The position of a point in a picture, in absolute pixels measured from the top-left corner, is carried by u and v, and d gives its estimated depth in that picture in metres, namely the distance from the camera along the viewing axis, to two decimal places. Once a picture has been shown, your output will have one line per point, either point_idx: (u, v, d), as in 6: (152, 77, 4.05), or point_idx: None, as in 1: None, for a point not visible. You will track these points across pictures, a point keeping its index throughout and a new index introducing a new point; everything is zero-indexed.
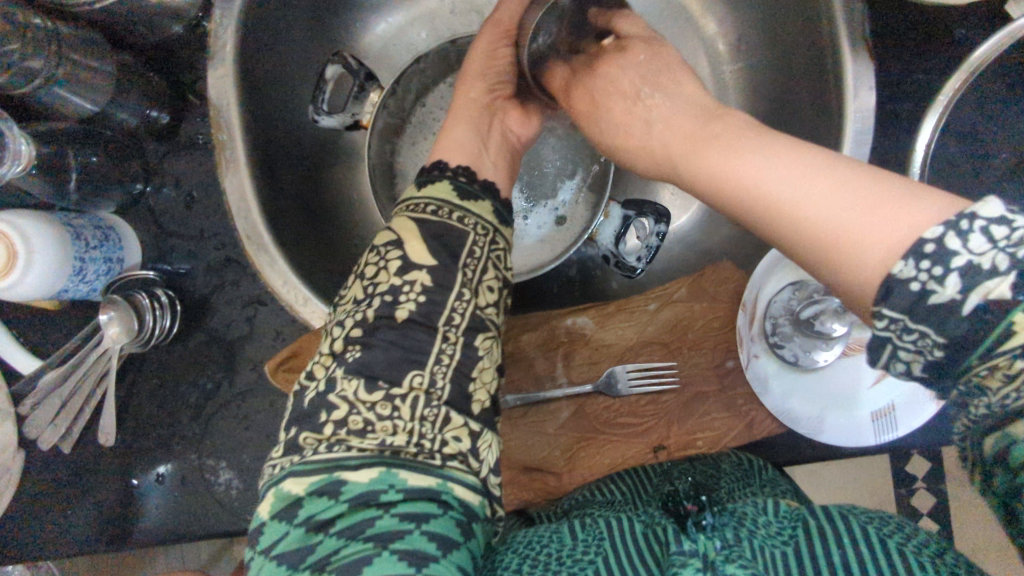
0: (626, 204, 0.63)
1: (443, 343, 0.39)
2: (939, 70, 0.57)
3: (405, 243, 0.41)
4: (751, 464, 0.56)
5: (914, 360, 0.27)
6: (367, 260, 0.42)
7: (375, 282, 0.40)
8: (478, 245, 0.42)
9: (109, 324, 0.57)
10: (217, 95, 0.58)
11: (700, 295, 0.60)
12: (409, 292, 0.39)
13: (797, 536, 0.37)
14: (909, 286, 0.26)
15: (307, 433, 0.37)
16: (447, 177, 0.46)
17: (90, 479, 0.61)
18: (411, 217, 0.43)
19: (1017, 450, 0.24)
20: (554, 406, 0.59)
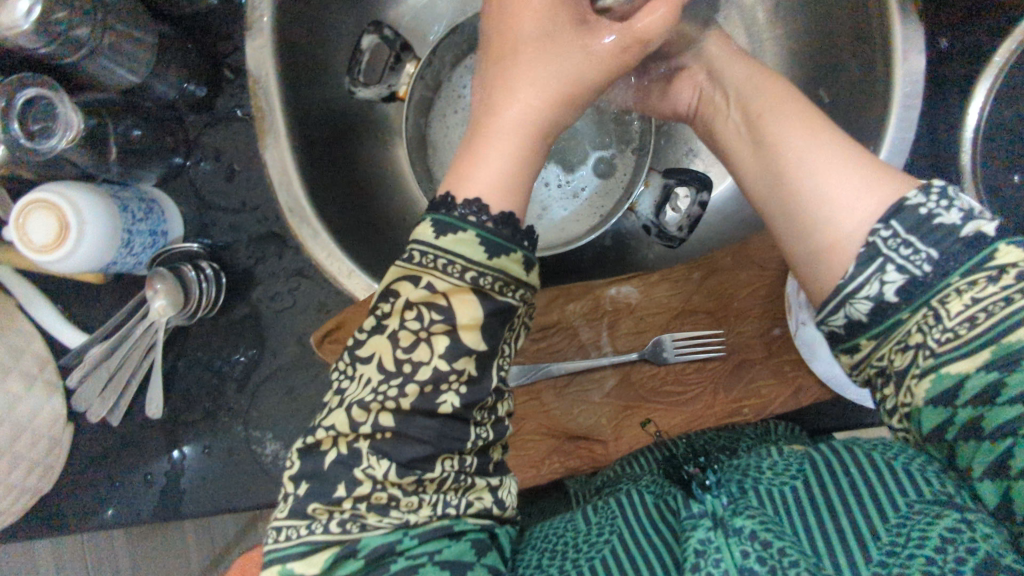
0: (667, 173, 0.63)
1: (477, 428, 0.36)
2: (991, 30, 0.56)
3: (459, 324, 0.34)
4: (772, 429, 0.57)
5: (895, 280, 0.33)
6: (401, 319, 0.34)
7: (412, 358, 0.34)
8: (524, 315, 0.38)
9: (155, 297, 0.57)
10: (257, 66, 0.58)
11: (745, 264, 0.59)
12: (454, 381, 0.35)
13: (802, 471, 0.37)
14: (919, 211, 0.33)
15: (318, 504, 0.34)
16: (503, 233, 0.36)
17: (139, 451, 0.62)
18: (467, 289, 0.34)
19: (971, 375, 0.31)
20: (599, 374, 0.59)
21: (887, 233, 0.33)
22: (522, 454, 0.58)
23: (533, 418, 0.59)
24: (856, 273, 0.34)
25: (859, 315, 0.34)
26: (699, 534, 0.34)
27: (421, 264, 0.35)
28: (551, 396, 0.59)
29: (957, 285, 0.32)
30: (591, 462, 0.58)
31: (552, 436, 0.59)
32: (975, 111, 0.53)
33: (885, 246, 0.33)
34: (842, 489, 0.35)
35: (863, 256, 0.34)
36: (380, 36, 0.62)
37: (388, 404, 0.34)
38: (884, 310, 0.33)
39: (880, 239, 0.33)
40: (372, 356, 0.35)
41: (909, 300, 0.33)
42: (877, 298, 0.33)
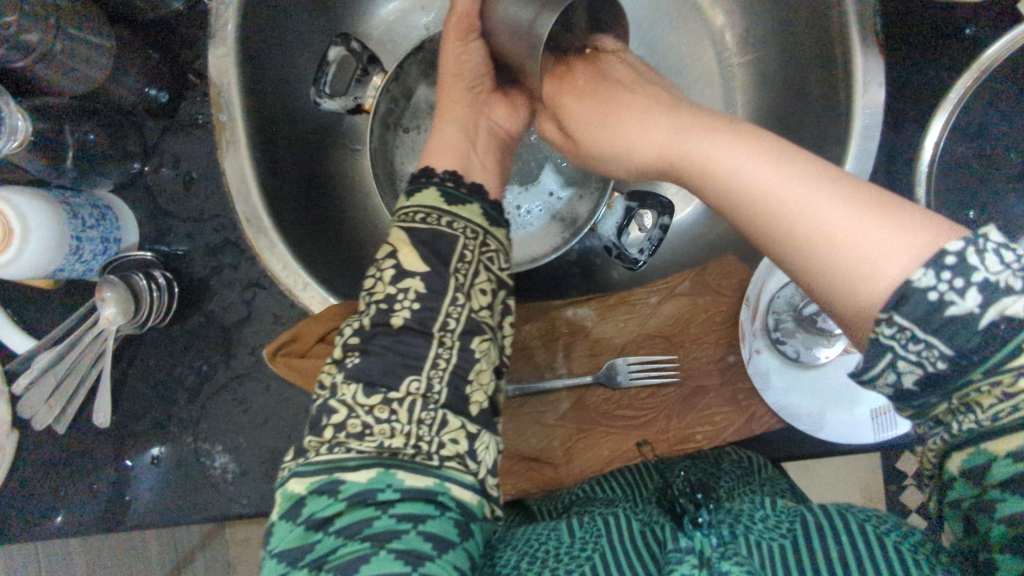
0: (629, 196, 0.64)
1: (438, 348, 0.38)
2: (951, 67, 0.57)
3: (398, 252, 0.40)
4: (751, 462, 0.56)
5: (912, 372, 0.27)
6: (365, 271, 0.41)
7: (371, 293, 0.40)
8: (469, 247, 0.41)
9: (104, 304, 0.55)
10: (218, 74, 0.57)
11: (703, 288, 0.60)
12: (403, 300, 0.38)
13: (794, 530, 0.39)
14: (927, 296, 0.26)
15: (311, 436, 0.37)
16: (436, 181, 0.44)
17: (85, 459, 0.61)
18: (399, 227, 0.41)
19: (996, 469, 0.27)
20: (553, 396, 0.59)
21: (891, 325, 0.27)
22: None
23: None
24: (866, 365, 0.28)
25: (883, 395, 0.29)
26: (683, 569, 0.36)
27: (406, 220, 0.42)
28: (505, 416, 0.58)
29: (982, 381, 0.26)
30: (542, 485, 0.57)
31: (504, 458, 0.58)
32: (929, 148, 0.53)
33: (891, 340, 0.27)
34: (832, 554, 0.36)
35: (872, 348, 0.28)
36: (347, 49, 0.62)
37: (360, 325, 0.39)
38: (908, 396, 0.28)
39: (887, 334, 0.27)
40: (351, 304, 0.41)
41: (932, 388, 0.28)
42: (894, 385, 0.28)
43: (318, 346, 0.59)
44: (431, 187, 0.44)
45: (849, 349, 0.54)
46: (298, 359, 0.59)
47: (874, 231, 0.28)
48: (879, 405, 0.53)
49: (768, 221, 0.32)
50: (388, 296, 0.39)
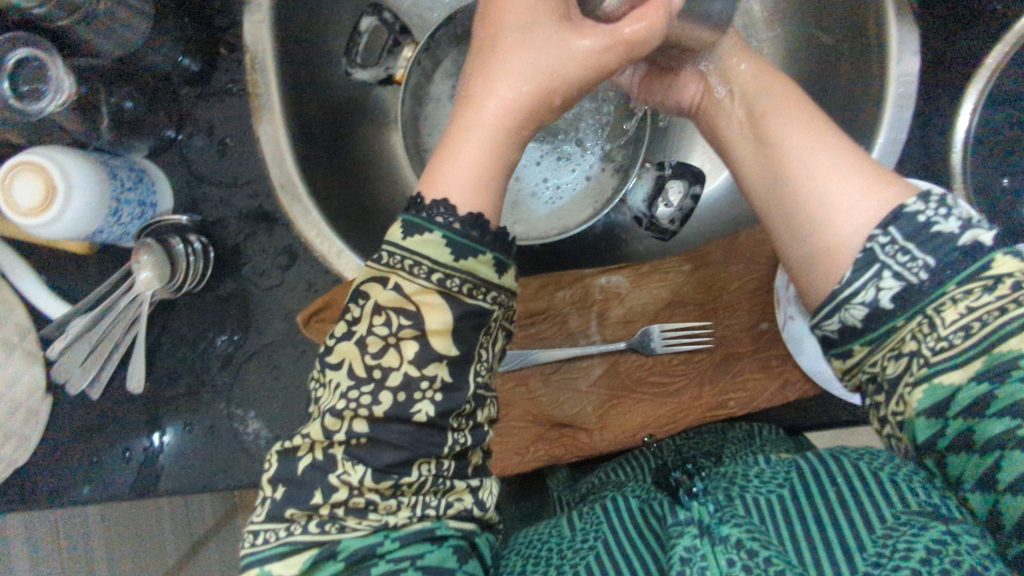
0: (660, 166, 0.65)
1: (454, 434, 0.36)
2: (987, 34, 0.57)
3: (430, 332, 0.35)
4: (758, 432, 0.57)
5: (892, 286, 0.35)
6: (374, 326, 0.35)
7: (381, 361, 0.35)
8: (501, 319, 0.37)
9: (142, 268, 0.57)
10: (253, 40, 0.58)
11: (736, 257, 0.60)
12: (426, 389, 0.35)
13: (791, 480, 0.40)
14: (918, 218, 0.35)
15: (296, 509, 0.35)
16: (486, 241, 0.36)
17: (119, 425, 0.61)
18: (438, 295, 0.35)
19: (960, 393, 0.33)
20: (586, 362, 0.59)
21: (884, 239, 0.36)
22: (507, 440, 0.58)
23: (517, 405, 0.58)
24: (854, 276, 0.36)
25: (853, 320, 0.36)
26: (685, 542, 0.35)
27: (450, 288, 0.35)
28: (537, 383, 0.59)
29: (954, 294, 0.34)
30: (574, 451, 0.58)
31: (537, 424, 0.58)
32: (965, 117, 0.54)
33: (882, 251, 0.35)
34: (832, 498, 0.38)
35: (863, 260, 0.36)
36: (380, 19, 0.63)
37: (360, 412, 0.35)
38: (881, 316, 0.35)
39: (877, 244, 0.36)
40: (342, 362, 0.36)
41: (903, 308, 0.35)
42: (872, 303, 0.35)
43: None
44: (483, 250, 0.35)
45: None
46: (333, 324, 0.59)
47: (857, 176, 0.38)
48: None
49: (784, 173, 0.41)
50: (405, 377, 0.35)
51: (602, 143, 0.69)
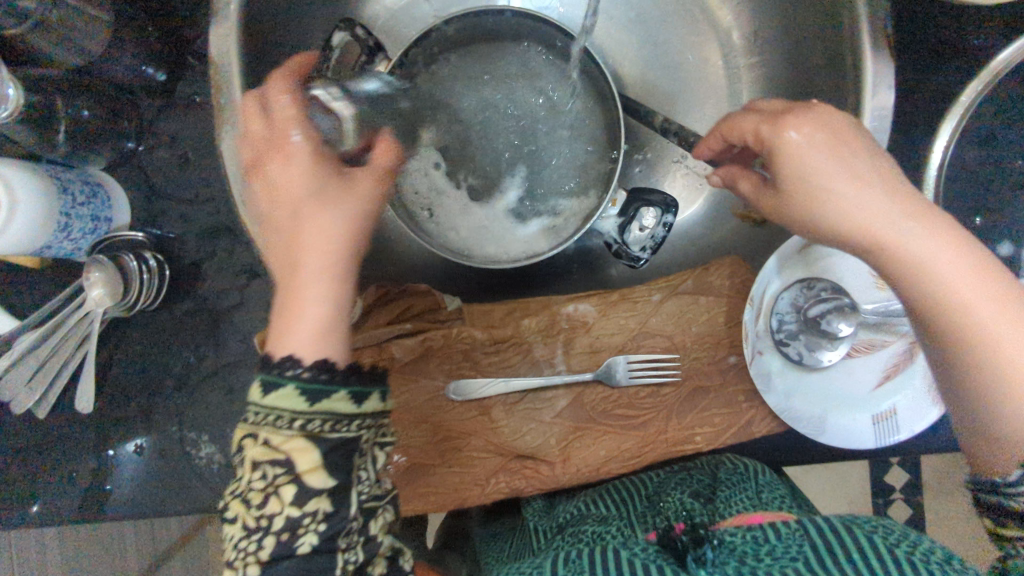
0: (632, 193, 0.64)
1: (346, 555, 0.36)
2: (960, 71, 0.56)
3: (300, 470, 0.34)
4: (747, 467, 0.54)
5: None
6: (249, 482, 0.34)
7: (264, 513, 0.34)
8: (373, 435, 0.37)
9: (92, 285, 0.54)
10: (218, 53, 0.56)
11: (706, 288, 0.58)
12: (309, 523, 0.34)
13: (803, 553, 0.39)
14: None
15: None
16: (337, 377, 0.35)
17: (66, 446, 0.59)
18: (302, 437, 0.34)
19: None
20: (551, 393, 0.57)
21: None
22: (467, 472, 0.56)
23: (479, 435, 0.56)
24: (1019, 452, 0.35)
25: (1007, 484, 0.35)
26: None
27: (312, 428, 0.34)
28: (500, 413, 0.57)
29: None
30: (537, 484, 0.56)
31: (499, 456, 0.57)
32: (940, 150, 0.53)
33: None
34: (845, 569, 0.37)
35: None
36: (351, 33, 0.61)
37: (249, 559, 0.34)
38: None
39: None
40: (236, 516, 0.35)
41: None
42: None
43: None
44: (338, 388, 0.35)
45: (852, 352, 0.54)
46: None
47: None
48: (881, 411, 0.53)
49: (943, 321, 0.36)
50: (290, 519, 0.34)
51: (574, 172, 0.68)
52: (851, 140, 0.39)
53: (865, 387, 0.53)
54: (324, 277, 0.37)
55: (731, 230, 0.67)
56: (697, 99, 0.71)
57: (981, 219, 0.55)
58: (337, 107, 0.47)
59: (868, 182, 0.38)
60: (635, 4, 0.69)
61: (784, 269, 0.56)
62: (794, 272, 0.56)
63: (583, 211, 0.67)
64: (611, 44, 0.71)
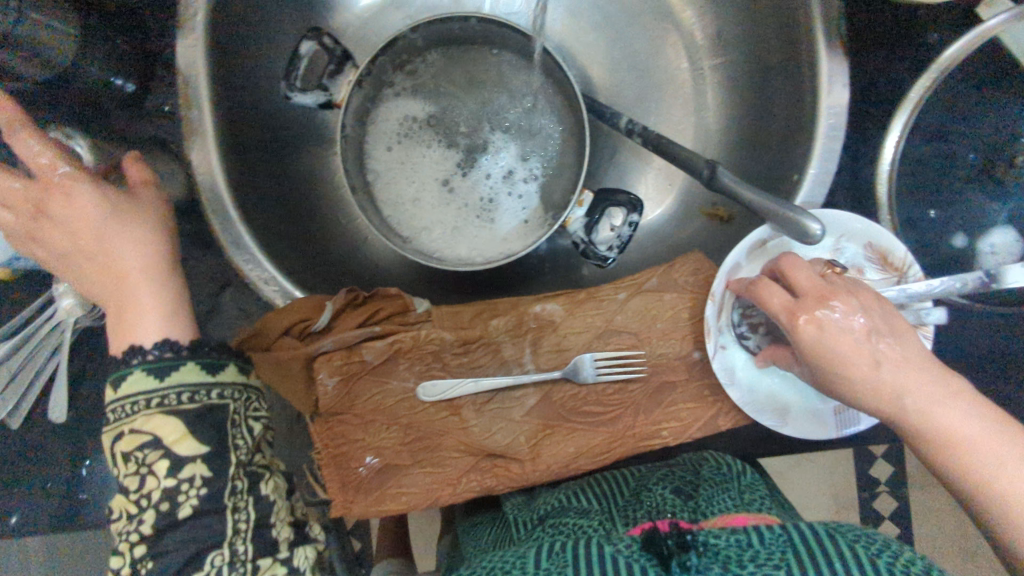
0: (598, 193, 0.64)
1: (234, 515, 0.44)
2: (911, 68, 0.58)
3: (168, 443, 0.42)
4: (730, 468, 0.56)
5: None
6: (126, 470, 0.42)
7: (141, 492, 0.42)
8: (239, 410, 0.46)
9: (63, 295, 0.55)
10: (186, 65, 0.57)
11: (671, 285, 0.59)
12: (188, 490, 0.42)
13: (788, 559, 0.39)
14: None
15: None
16: (184, 354, 0.45)
17: (41, 456, 0.60)
18: (157, 413, 0.43)
19: None
20: (520, 392, 0.58)
21: None
22: (438, 471, 0.57)
23: (449, 436, 0.57)
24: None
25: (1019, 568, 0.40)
26: None
27: (168, 403, 0.43)
28: (470, 413, 0.57)
29: None
30: (508, 482, 0.57)
31: (470, 455, 0.57)
32: (890, 146, 0.54)
33: None
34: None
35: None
36: (320, 44, 0.63)
37: (135, 538, 0.42)
38: None
39: None
40: (120, 509, 0.43)
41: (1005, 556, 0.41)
42: None
43: (282, 340, 0.56)
44: (186, 361, 0.45)
45: None
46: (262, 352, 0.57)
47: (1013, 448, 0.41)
48: (842, 402, 0.55)
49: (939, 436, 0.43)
50: (167, 489, 0.42)
51: (543, 176, 0.69)
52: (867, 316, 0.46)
53: None
54: (155, 282, 0.48)
55: (697, 229, 0.69)
56: (663, 100, 0.72)
57: (936, 212, 0.57)
58: (73, 138, 0.52)
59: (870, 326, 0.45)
60: (601, 10, 0.71)
61: (746, 264, 0.56)
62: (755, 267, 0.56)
63: (551, 211, 0.68)
64: (577, 49, 0.72)
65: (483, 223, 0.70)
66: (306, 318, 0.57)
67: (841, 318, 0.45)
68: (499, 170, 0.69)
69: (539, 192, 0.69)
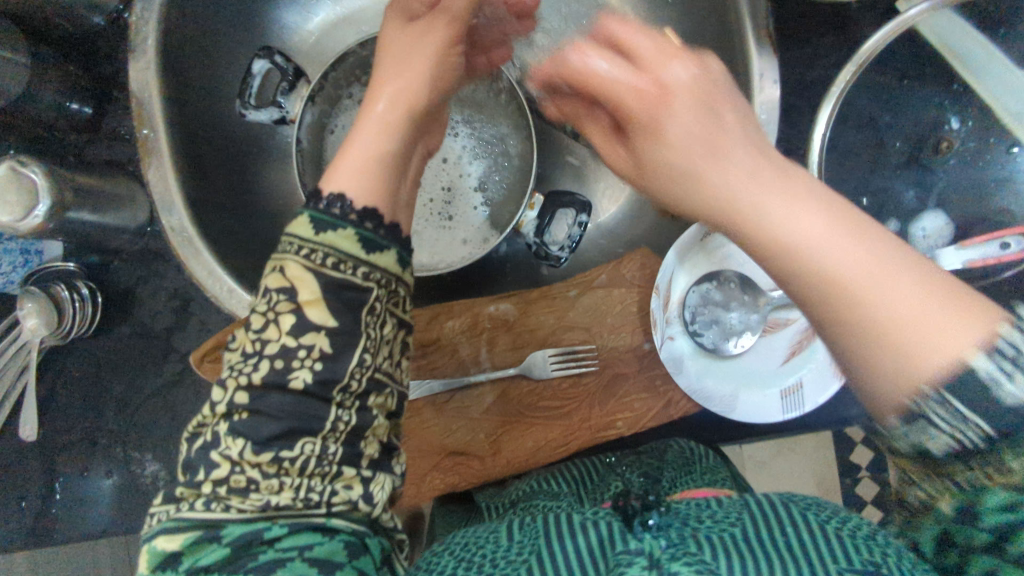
0: (551, 196, 0.66)
1: (338, 411, 0.36)
2: (835, 64, 0.61)
3: (298, 296, 0.36)
4: (694, 450, 0.57)
5: (948, 442, 0.27)
6: (256, 305, 0.37)
7: (262, 338, 0.36)
8: (380, 300, 0.39)
9: (27, 315, 0.56)
10: (139, 88, 0.59)
11: (619, 280, 0.62)
12: (303, 359, 0.35)
13: (741, 517, 0.37)
14: (983, 379, 0.25)
15: (184, 488, 0.35)
16: (351, 220, 0.39)
17: (9, 478, 0.60)
18: (307, 268, 0.37)
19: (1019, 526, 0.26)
20: (478, 390, 0.60)
21: (933, 415, 0.26)
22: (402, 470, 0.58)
23: (412, 436, 0.59)
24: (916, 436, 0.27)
25: (921, 455, 0.28)
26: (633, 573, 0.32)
27: (314, 262, 0.37)
28: (429, 413, 0.59)
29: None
30: (469, 478, 0.59)
31: (431, 453, 0.59)
32: (818, 133, 0.56)
33: (937, 416, 0.26)
34: (788, 538, 0.34)
35: (913, 422, 0.27)
36: (271, 61, 0.64)
37: (241, 381, 0.35)
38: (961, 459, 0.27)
39: (930, 409, 0.26)
40: (238, 346, 0.37)
41: (961, 455, 0.27)
42: (960, 447, 0.26)
43: None
44: (346, 227, 0.39)
45: (763, 334, 0.58)
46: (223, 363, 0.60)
47: (936, 306, 0.26)
48: (789, 385, 0.56)
49: (811, 278, 0.29)
50: (285, 348, 0.36)
51: (498, 182, 0.71)
52: (778, 168, 0.32)
53: (773, 363, 0.57)
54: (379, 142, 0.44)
55: (649, 224, 0.72)
56: None
57: (868, 200, 0.60)
58: (27, 166, 0.51)
59: (742, 144, 0.33)
60: None
61: (688, 262, 0.59)
62: (698, 265, 0.59)
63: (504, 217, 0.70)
64: None
65: (439, 228, 0.72)
66: None
67: (738, 132, 0.33)
68: (452, 175, 0.71)
69: (491, 199, 0.71)
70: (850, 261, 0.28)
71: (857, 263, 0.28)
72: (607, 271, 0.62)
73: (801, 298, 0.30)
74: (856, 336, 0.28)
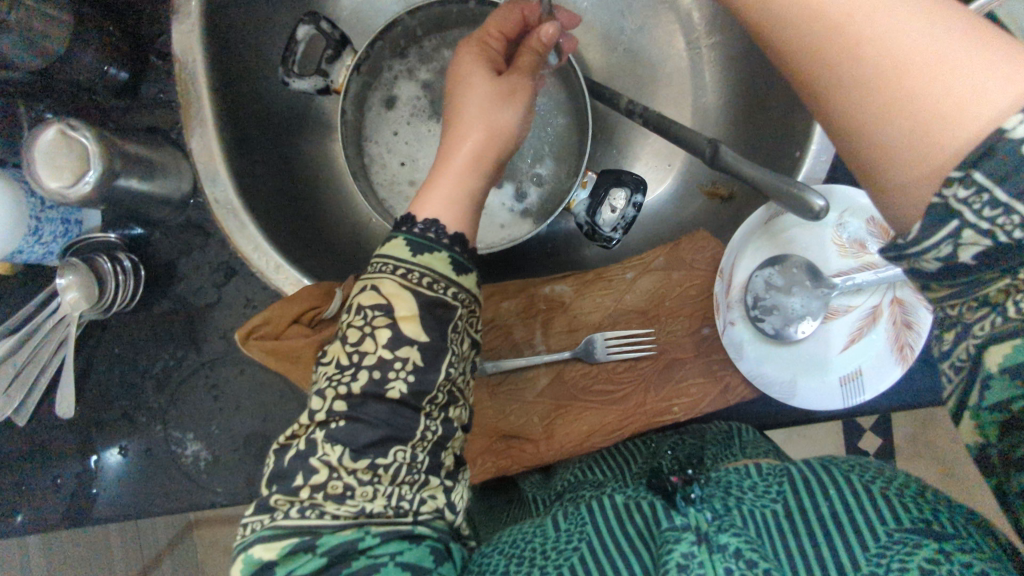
0: (603, 175, 0.64)
1: (427, 421, 0.35)
2: None
3: (396, 311, 0.35)
4: (734, 429, 0.57)
5: (974, 243, 0.25)
6: (351, 319, 0.36)
7: (359, 349, 0.35)
8: (465, 318, 0.38)
9: (66, 289, 0.54)
10: (182, 50, 0.56)
11: (678, 263, 0.60)
12: (399, 369, 0.35)
13: (785, 493, 0.39)
14: (1021, 148, 0.23)
15: (280, 495, 0.33)
16: (443, 243, 0.38)
17: (45, 456, 0.58)
18: (402, 285, 0.36)
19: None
20: (533, 372, 0.59)
21: (966, 187, 0.24)
22: None
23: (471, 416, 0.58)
24: (924, 235, 0.26)
25: (926, 269, 0.27)
26: (682, 547, 0.33)
27: (410, 281, 0.36)
28: (483, 394, 0.58)
29: None
30: (521, 461, 0.58)
31: (485, 436, 0.58)
32: None
33: (963, 204, 0.25)
34: (825, 511, 0.36)
35: (935, 216, 0.26)
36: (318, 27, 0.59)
37: (341, 390, 0.35)
38: (959, 270, 0.26)
39: (956, 194, 0.25)
40: (331, 358, 0.36)
41: (991, 263, 0.26)
42: (948, 259, 0.26)
43: (293, 328, 0.56)
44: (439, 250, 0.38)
45: (827, 318, 0.56)
46: (273, 342, 0.56)
47: (986, 65, 0.24)
48: (848, 371, 0.55)
49: (846, 56, 0.26)
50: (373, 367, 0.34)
51: (546, 160, 0.69)
52: None
53: (835, 349, 0.55)
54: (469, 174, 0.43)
55: (699, 206, 0.70)
56: (661, 78, 0.72)
57: None
58: (77, 130, 0.49)
59: None
60: None
61: (751, 245, 0.58)
62: (763, 248, 0.58)
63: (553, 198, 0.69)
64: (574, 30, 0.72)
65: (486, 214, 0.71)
66: (315, 304, 0.57)
67: None
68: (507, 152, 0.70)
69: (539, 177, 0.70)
70: (899, 33, 0.25)
71: (904, 37, 0.25)
72: (665, 254, 0.61)
73: (825, 86, 0.28)
74: (898, 109, 0.25)
